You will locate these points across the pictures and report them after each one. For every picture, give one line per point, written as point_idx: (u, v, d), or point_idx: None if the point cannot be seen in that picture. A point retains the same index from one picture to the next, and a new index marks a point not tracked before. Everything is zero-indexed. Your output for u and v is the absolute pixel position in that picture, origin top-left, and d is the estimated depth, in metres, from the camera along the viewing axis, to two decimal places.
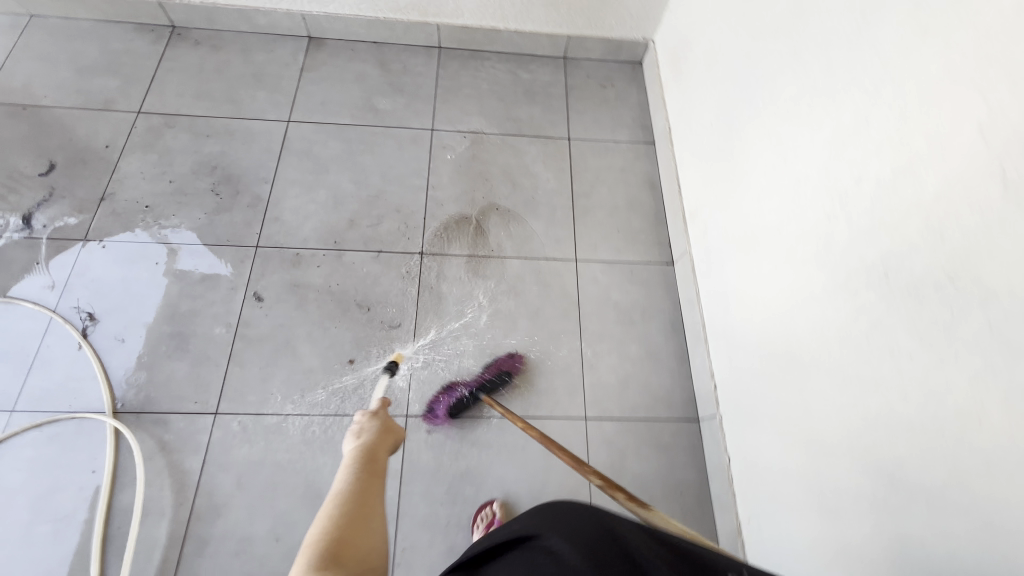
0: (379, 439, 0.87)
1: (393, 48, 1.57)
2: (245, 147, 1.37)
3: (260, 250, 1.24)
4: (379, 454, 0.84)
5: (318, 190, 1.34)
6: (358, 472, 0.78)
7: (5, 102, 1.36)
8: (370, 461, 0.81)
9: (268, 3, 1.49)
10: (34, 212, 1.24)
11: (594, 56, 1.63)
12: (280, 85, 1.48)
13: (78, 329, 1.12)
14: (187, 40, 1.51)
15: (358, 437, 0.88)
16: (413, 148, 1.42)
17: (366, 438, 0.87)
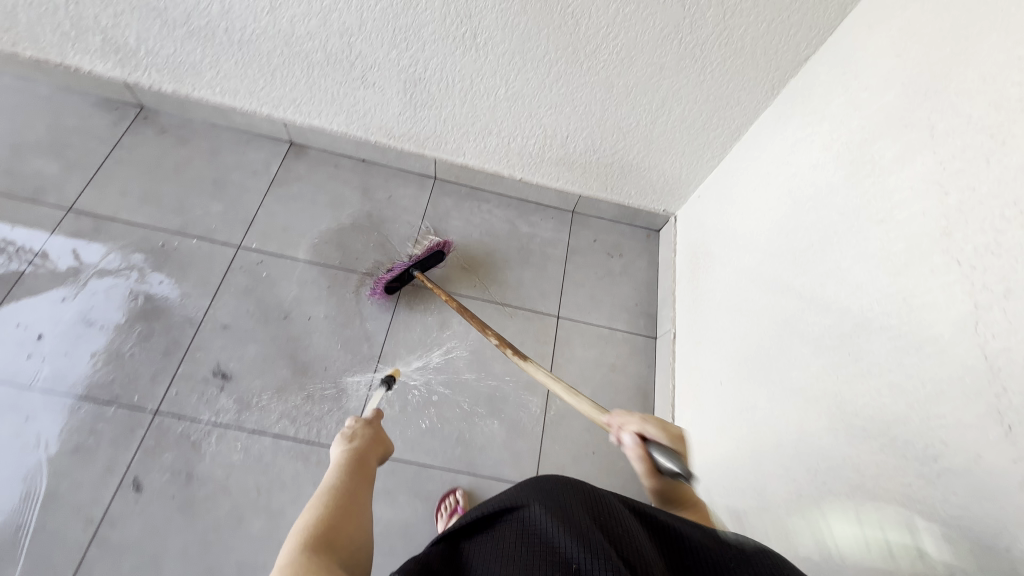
0: (372, 446, 0.71)
1: (382, 172, 1.39)
2: (180, 275, 1.18)
3: (158, 418, 1.04)
4: (373, 452, 0.71)
5: (251, 344, 1.14)
6: (353, 469, 0.65)
7: None
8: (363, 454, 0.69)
9: (246, 105, 1.29)
10: None
11: (606, 216, 1.44)
12: (242, 199, 1.30)
13: None
14: (152, 127, 1.34)
15: (347, 444, 0.69)
16: (375, 304, 1.23)
17: (354, 441, 0.70)
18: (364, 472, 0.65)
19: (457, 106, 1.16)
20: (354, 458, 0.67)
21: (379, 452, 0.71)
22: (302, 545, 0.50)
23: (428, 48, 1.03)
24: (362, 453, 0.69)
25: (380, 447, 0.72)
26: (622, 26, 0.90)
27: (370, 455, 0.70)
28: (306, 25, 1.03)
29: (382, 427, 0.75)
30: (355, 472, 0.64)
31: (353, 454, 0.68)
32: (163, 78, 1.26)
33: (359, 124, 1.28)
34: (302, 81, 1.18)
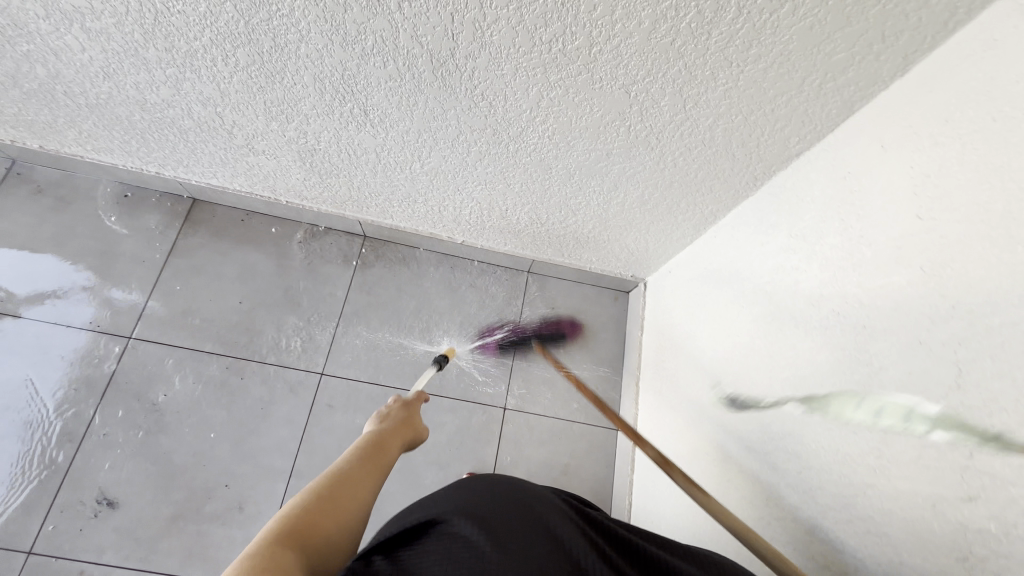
0: (401, 434, 0.66)
1: (301, 233, 1.19)
2: (60, 376, 1.02)
3: (30, 560, 0.91)
4: (394, 443, 0.64)
5: (143, 462, 0.99)
6: (370, 458, 0.57)
7: None
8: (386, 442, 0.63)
9: (129, 163, 1.09)
10: None
11: (565, 277, 1.24)
12: (134, 275, 1.11)
13: None
14: (25, 186, 1.14)
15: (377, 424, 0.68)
16: (290, 403, 1.06)
17: (383, 427, 0.66)
18: (380, 466, 0.57)
19: (370, 176, 0.94)
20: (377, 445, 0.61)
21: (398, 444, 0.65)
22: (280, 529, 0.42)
23: (314, 122, 0.80)
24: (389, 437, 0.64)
25: (401, 439, 0.66)
26: (551, 111, 0.67)
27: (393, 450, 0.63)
28: (157, 94, 0.80)
29: (417, 416, 0.73)
30: (371, 464, 0.56)
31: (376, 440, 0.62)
32: (23, 136, 1.04)
33: (262, 186, 1.07)
34: (180, 145, 0.97)
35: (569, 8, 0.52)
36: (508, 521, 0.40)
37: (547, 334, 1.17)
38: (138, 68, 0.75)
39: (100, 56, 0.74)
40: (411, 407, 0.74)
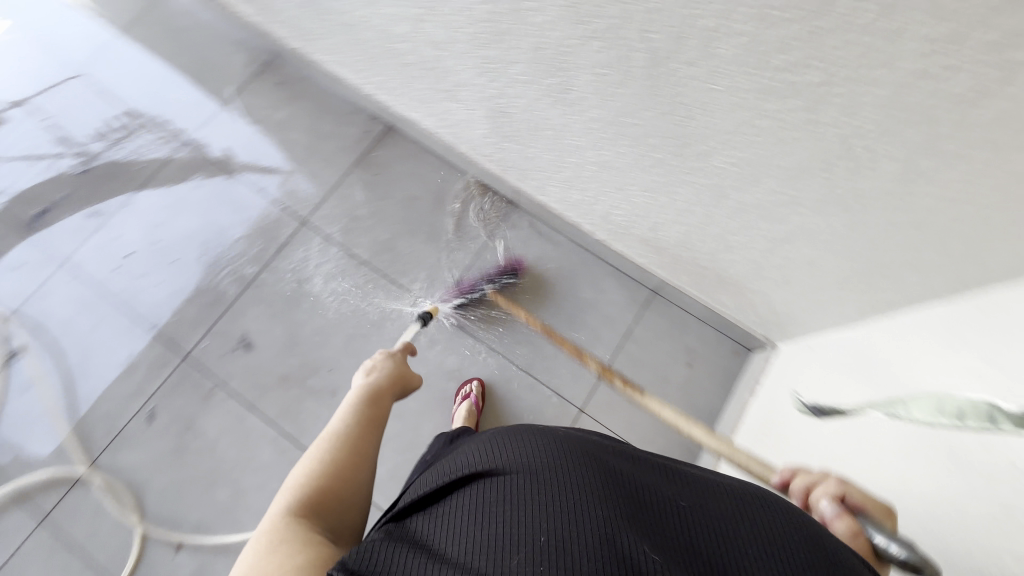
0: (390, 381, 0.78)
1: (462, 182, 1.29)
2: (249, 233, 1.25)
3: (185, 362, 1.15)
4: (381, 387, 0.76)
5: (279, 324, 1.17)
6: (360, 415, 0.69)
7: (99, 80, 1.39)
8: (371, 390, 0.75)
9: (352, 80, 1.26)
10: (117, 144, 1.33)
11: (690, 310, 1.18)
12: (324, 173, 1.30)
13: (4, 354, 1.16)
14: (276, 77, 1.38)
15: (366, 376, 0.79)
16: (400, 324, 1.18)
17: (374, 377, 0.78)
18: (370, 419, 0.69)
19: (542, 152, 0.98)
20: (366, 399, 0.73)
21: (387, 387, 0.77)
22: (291, 496, 0.54)
23: (517, 87, 0.85)
24: (376, 385, 0.76)
25: (389, 384, 0.78)
26: (750, 140, 0.64)
27: (381, 398, 0.75)
28: (400, 28, 0.92)
29: (405, 364, 0.84)
30: (360, 421, 0.68)
31: (365, 393, 0.74)
32: (287, 35, 1.26)
33: (447, 131, 1.17)
34: (398, 76, 1.09)
35: (821, 38, 0.48)
36: (545, 454, 0.46)
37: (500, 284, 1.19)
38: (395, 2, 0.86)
39: None
40: (399, 357, 0.87)
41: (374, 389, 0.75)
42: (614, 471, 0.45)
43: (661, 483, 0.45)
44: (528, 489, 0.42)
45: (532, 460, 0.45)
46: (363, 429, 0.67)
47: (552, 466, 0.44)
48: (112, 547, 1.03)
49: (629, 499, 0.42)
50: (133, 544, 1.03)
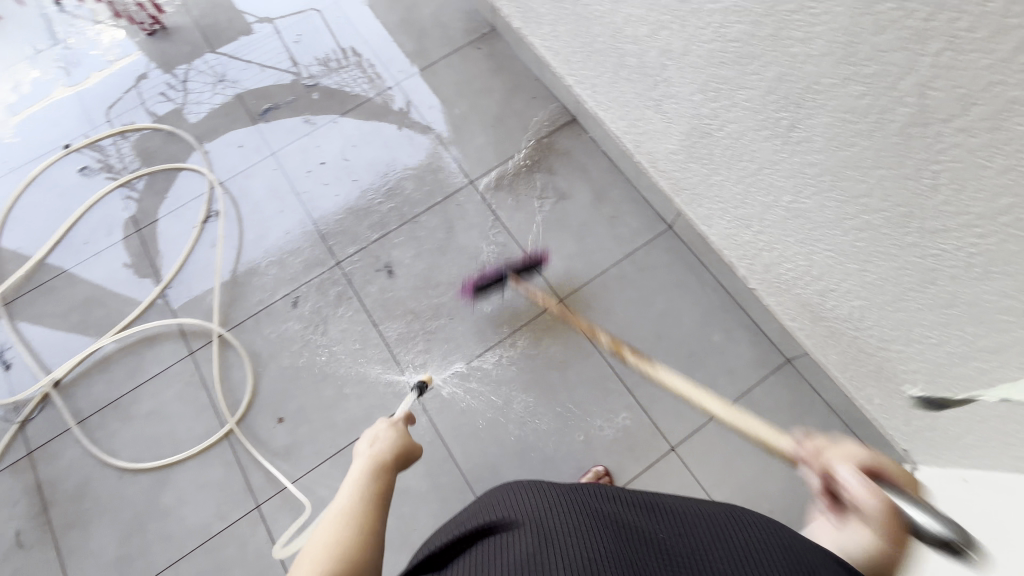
0: (391, 453, 0.70)
1: (625, 191, 1.30)
2: (421, 176, 1.37)
3: (335, 269, 1.28)
4: (386, 455, 0.69)
5: (420, 263, 1.27)
6: (364, 489, 0.62)
7: (347, 14, 1.59)
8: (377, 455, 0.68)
9: (558, 68, 1.33)
10: (344, 71, 1.52)
11: (822, 392, 1.09)
12: (502, 144, 1.38)
13: (206, 212, 1.37)
14: (489, 49, 1.50)
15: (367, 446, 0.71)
16: (524, 301, 1.22)
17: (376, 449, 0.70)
18: (376, 496, 0.62)
19: (730, 182, 0.97)
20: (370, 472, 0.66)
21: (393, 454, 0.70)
22: None
23: (734, 112, 0.85)
24: (381, 453, 0.69)
25: (394, 451, 0.70)
26: (1001, 231, 0.58)
27: (385, 470, 0.68)
28: (636, 29, 0.95)
29: (405, 430, 0.76)
30: (368, 502, 0.60)
31: (370, 463, 0.67)
32: (515, 14, 1.36)
33: (632, 137, 1.19)
34: (608, 75, 1.13)
35: None
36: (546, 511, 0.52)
37: (518, 275, 1.21)
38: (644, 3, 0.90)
39: None
40: (400, 427, 0.77)
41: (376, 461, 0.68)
42: (602, 513, 0.51)
43: (650, 522, 0.51)
44: (523, 541, 0.48)
45: (535, 513, 0.52)
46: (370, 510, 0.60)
47: (549, 521, 0.50)
48: (232, 398, 1.18)
49: (624, 540, 0.47)
50: (247, 402, 1.17)
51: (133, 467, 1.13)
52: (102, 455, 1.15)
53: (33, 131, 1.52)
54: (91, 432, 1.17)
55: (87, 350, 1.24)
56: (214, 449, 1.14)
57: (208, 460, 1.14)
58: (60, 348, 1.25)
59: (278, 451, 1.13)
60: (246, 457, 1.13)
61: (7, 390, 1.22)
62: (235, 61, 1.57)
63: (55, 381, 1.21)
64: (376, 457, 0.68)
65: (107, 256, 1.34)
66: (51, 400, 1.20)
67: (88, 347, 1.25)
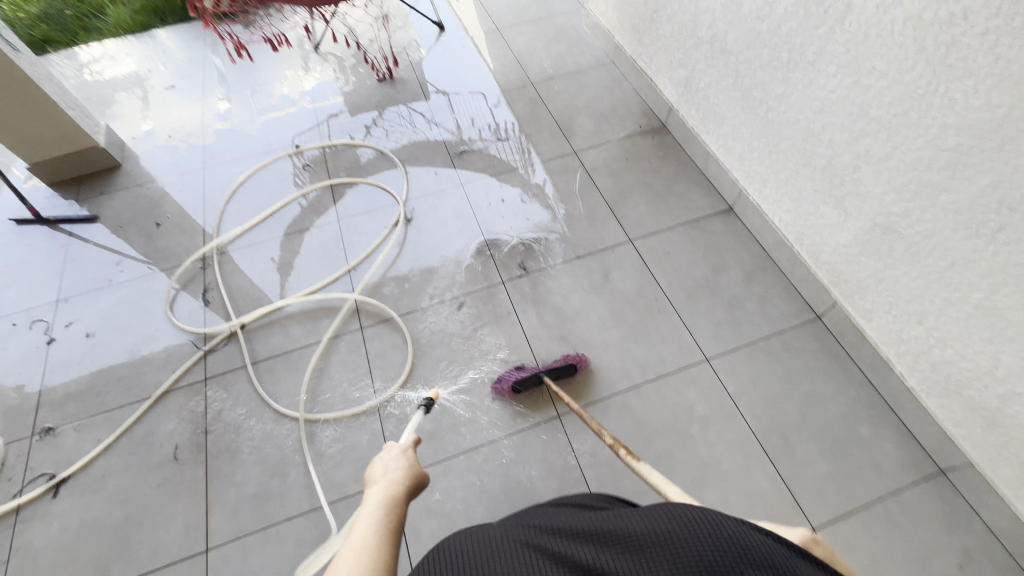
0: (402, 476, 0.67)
1: (777, 276, 1.40)
2: (586, 227, 1.53)
3: (500, 287, 1.42)
4: (400, 485, 0.64)
5: (576, 298, 1.39)
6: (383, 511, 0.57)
7: (540, 93, 1.91)
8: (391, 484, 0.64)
9: (728, 163, 1.51)
10: (530, 134, 1.79)
11: (983, 511, 1.04)
12: (662, 215, 1.54)
13: (396, 218, 1.58)
14: (658, 140, 1.73)
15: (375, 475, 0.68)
16: (671, 352, 1.28)
17: (382, 477, 0.67)
18: (393, 526, 0.55)
19: (908, 277, 1.05)
20: (385, 501, 0.61)
21: (405, 483, 0.66)
22: None
23: (931, 212, 0.96)
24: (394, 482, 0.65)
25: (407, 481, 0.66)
26: None
27: (399, 499, 0.62)
28: (834, 135, 1.11)
29: (413, 459, 0.73)
30: (388, 536, 0.53)
31: (386, 485, 0.65)
32: (694, 115, 1.59)
33: (798, 229, 1.31)
34: (787, 172, 1.29)
35: None
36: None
37: (558, 369, 1.22)
38: (850, 115, 1.06)
39: (837, 98, 1.08)
40: (411, 455, 0.74)
41: (390, 486, 0.65)
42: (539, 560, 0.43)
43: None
44: None
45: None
46: (392, 542, 0.52)
47: None
48: (389, 375, 1.28)
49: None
50: (403, 381, 1.26)
51: (289, 414, 1.23)
52: (264, 396, 1.26)
53: (273, 131, 1.87)
54: (261, 375, 1.29)
55: (273, 305, 1.40)
56: (364, 416, 1.23)
57: (356, 425, 1.22)
58: (252, 299, 1.43)
59: (420, 433, 1.20)
60: (391, 431, 1.20)
61: (201, 322, 1.39)
62: (444, 111, 1.89)
63: (242, 323, 1.37)
64: (389, 485, 0.64)
65: (307, 236, 1.56)
66: (236, 338, 1.35)
67: (275, 303, 1.42)
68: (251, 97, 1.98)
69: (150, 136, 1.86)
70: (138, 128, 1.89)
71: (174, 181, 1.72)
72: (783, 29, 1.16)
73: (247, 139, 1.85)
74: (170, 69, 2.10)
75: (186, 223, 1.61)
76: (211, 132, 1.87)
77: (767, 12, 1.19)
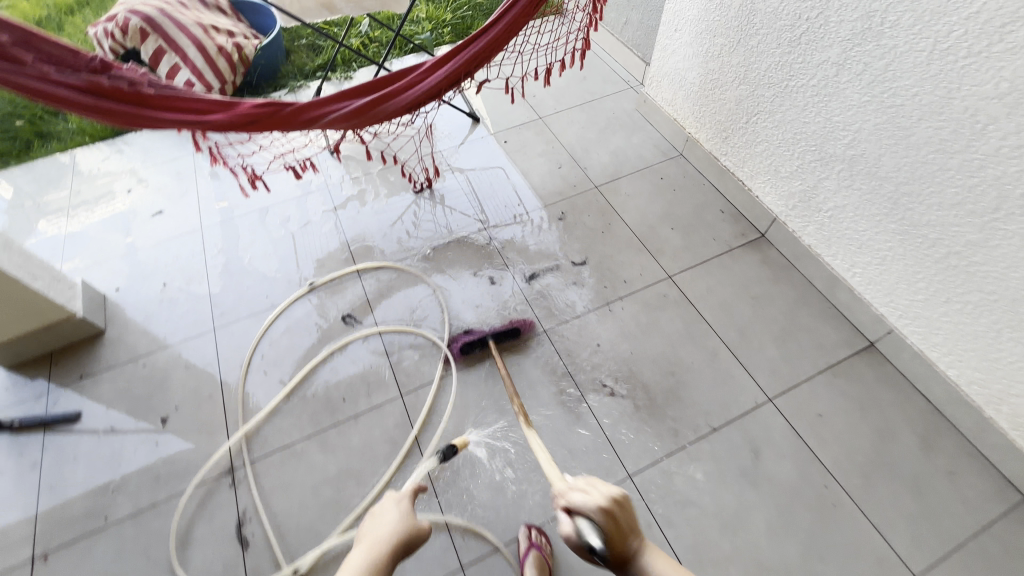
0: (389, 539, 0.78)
1: (958, 440, 1.15)
2: (711, 383, 1.25)
3: (626, 484, 1.13)
4: (383, 545, 0.77)
5: (727, 492, 1.10)
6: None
7: (608, 198, 1.64)
8: (375, 545, 0.76)
9: (869, 293, 1.27)
10: (611, 253, 1.51)
11: None
12: (796, 360, 1.29)
13: (473, 388, 1.27)
14: (762, 255, 1.48)
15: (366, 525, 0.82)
16: (868, 569, 1.01)
17: (370, 529, 0.80)
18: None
19: None
20: (367, 562, 0.74)
21: (392, 540, 0.78)
22: None
23: None
24: (378, 540, 0.78)
25: (392, 540, 0.78)
26: None
27: (381, 561, 0.75)
28: None
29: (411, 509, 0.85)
30: None
31: (368, 544, 0.77)
32: (813, 233, 1.36)
33: (993, 392, 1.08)
34: (977, 328, 1.06)
35: None
36: None
37: (503, 333, 1.33)
38: None
39: None
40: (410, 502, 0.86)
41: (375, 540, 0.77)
42: None
43: None
44: None
45: None
46: None
47: None
48: None
49: None
50: None
51: None
52: None
53: (295, 266, 1.52)
54: None
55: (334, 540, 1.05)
56: None
57: None
58: (306, 530, 1.08)
59: None
60: None
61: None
62: (501, 228, 1.60)
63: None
64: (372, 547, 0.76)
65: (363, 422, 1.22)
66: None
67: (337, 534, 1.07)
68: (262, 220, 1.63)
69: (140, 284, 1.48)
70: (123, 273, 1.51)
71: (178, 351, 1.36)
72: (989, 172, 0.93)
73: (265, 279, 1.49)
74: (156, 186, 1.73)
75: (202, 413, 1.24)
76: (216, 273, 1.51)
77: (960, 148, 0.96)
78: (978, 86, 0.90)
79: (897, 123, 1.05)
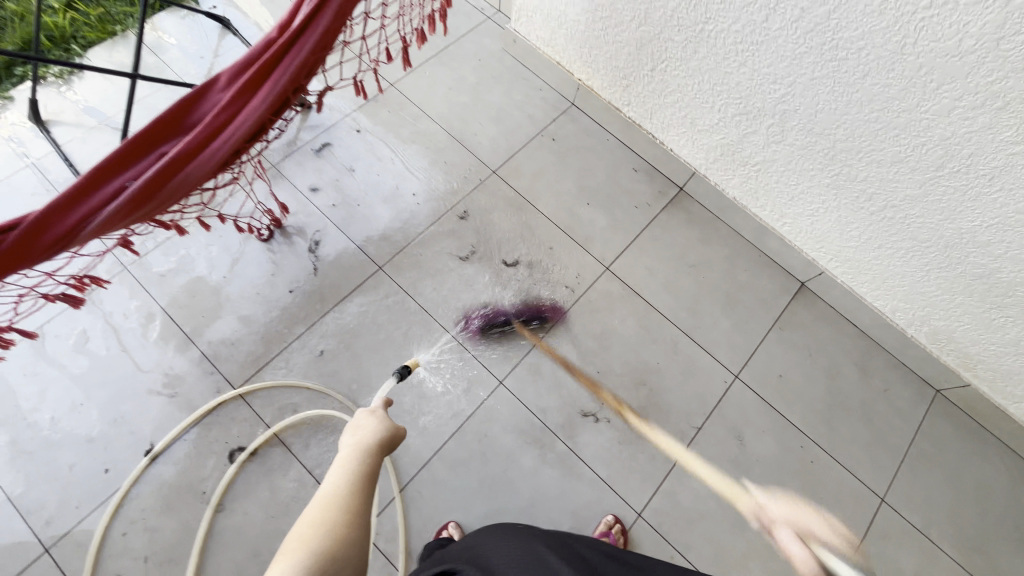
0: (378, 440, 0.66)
1: (885, 357, 1.28)
2: (682, 380, 1.20)
3: (638, 523, 1.08)
4: (370, 442, 0.65)
5: (727, 490, 1.12)
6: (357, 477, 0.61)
7: (513, 183, 1.37)
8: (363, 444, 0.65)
9: (797, 240, 1.27)
10: (538, 257, 1.29)
11: None
12: (747, 324, 1.28)
13: (446, 484, 1.07)
14: (687, 213, 1.38)
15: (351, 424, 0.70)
16: (848, 509, 1.13)
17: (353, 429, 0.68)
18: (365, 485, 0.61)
19: None
20: (355, 459, 0.63)
21: (374, 442, 0.66)
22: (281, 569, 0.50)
23: None
24: (366, 441, 0.66)
25: (378, 436, 0.67)
26: None
27: (370, 459, 0.64)
28: (1005, 250, 0.93)
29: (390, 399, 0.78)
30: (350, 500, 0.57)
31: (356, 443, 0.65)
32: (738, 186, 1.27)
33: (916, 317, 1.17)
34: (908, 268, 1.10)
35: None
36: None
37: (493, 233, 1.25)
38: None
39: None
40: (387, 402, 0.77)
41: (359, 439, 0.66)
42: None
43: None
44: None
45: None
46: (354, 501, 0.58)
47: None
48: None
49: None
50: None
51: None
52: None
53: (130, 407, 1.05)
54: None
55: None
56: None
57: None
58: None
59: None
60: None
61: None
62: (400, 257, 1.25)
63: None
64: (358, 443, 0.65)
65: None
66: None
67: None
68: (40, 352, 1.07)
69: None
70: None
71: None
72: (936, 132, 0.87)
73: (92, 444, 1.02)
74: None
75: None
76: (5, 462, 0.99)
77: (907, 108, 0.88)
78: (937, 42, 0.78)
79: (838, 78, 0.93)
